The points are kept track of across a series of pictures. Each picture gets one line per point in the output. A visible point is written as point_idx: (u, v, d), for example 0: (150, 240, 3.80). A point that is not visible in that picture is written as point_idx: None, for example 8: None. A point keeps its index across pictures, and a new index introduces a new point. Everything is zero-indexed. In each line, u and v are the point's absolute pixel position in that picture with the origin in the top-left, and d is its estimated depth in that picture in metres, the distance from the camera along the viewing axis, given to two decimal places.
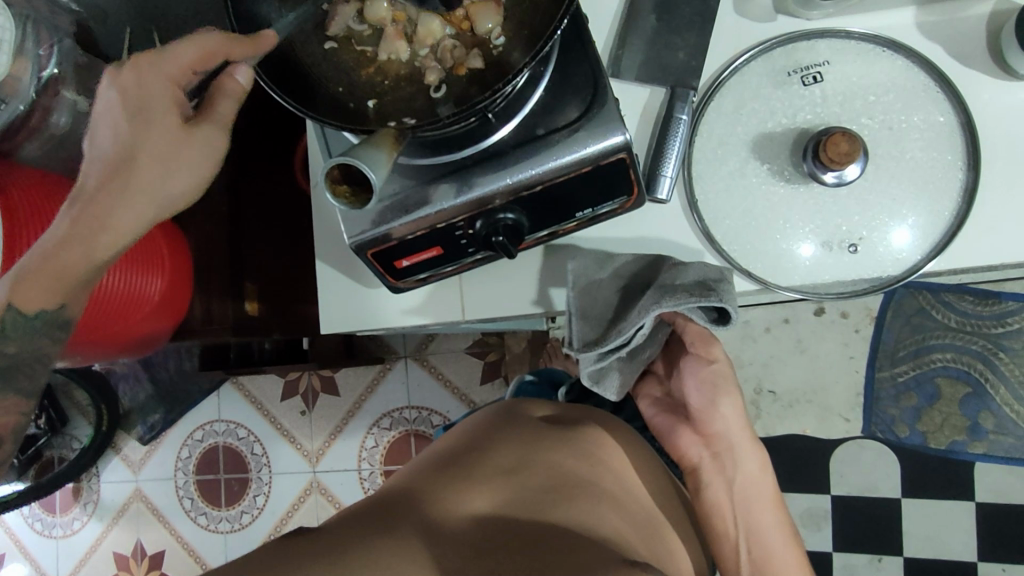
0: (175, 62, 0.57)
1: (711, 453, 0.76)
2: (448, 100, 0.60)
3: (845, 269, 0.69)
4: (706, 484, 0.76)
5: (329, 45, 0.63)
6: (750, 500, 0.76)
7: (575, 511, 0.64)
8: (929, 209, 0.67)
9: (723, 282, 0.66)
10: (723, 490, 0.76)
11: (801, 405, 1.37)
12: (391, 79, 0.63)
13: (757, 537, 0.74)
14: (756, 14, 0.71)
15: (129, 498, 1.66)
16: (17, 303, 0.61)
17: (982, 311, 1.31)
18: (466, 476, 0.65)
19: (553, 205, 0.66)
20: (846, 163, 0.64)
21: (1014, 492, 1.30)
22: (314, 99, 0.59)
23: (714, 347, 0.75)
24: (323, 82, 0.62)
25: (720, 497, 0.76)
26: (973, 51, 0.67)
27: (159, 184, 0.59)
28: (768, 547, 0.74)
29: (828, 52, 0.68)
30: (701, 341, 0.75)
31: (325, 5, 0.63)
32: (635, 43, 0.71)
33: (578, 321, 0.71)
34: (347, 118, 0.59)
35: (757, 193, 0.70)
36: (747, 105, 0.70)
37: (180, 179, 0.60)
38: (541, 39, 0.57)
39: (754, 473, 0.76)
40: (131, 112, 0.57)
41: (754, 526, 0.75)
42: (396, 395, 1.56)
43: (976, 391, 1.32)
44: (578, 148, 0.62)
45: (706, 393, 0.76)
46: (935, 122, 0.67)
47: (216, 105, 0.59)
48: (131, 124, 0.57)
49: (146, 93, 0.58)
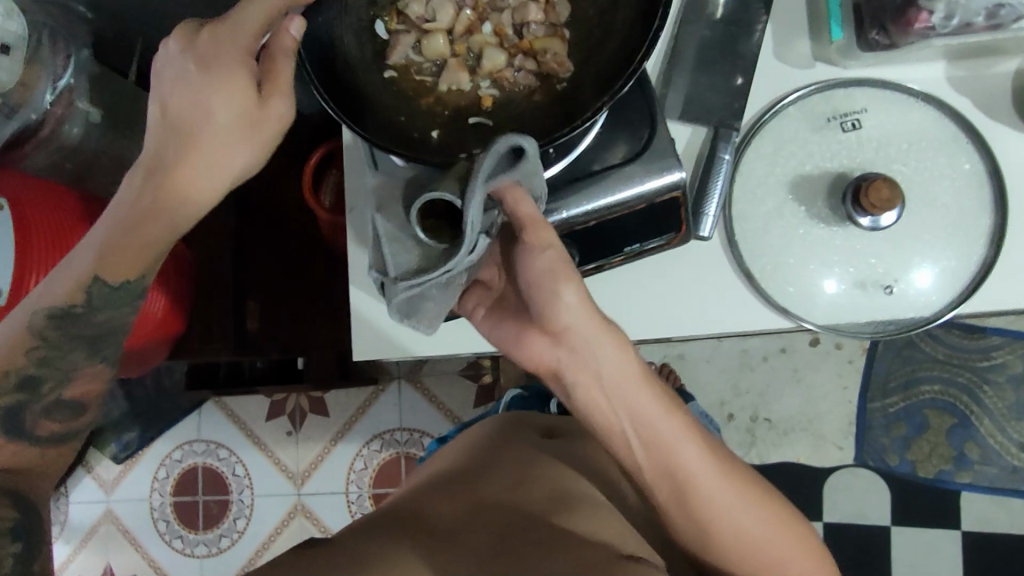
0: (249, 29, 0.55)
1: (566, 350, 0.57)
2: (512, 133, 0.62)
3: (878, 308, 0.71)
4: (571, 386, 0.58)
5: (388, 74, 0.64)
6: (638, 408, 0.59)
7: (580, 519, 0.65)
8: (959, 253, 0.70)
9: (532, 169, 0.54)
10: (589, 383, 0.57)
11: (793, 432, 1.40)
12: (454, 111, 0.64)
13: (644, 421, 0.59)
14: (795, 59, 0.73)
15: (100, 520, 1.58)
16: (105, 274, 0.60)
17: (968, 345, 1.37)
18: (472, 492, 0.68)
19: (604, 241, 0.67)
20: (885, 209, 0.66)
21: (996, 521, 1.35)
22: (377, 129, 0.60)
23: (544, 229, 0.56)
24: (386, 111, 0.62)
25: (594, 400, 0.58)
26: (999, 106, 0.70)
27: (216, 158, 0.58)
28: (657, 427, 0.59)
29: (865, 100, 0.71)
30: (525, 222, 0.55)
31: (386, 37, 0.64)
32: (678, 82, 0.73)
33: (388, 249, 0.59)
34: (413, 147, 0.60)
35: (794, 233, 0.72)
36: (786, 148, 0.72)
37: (226, 146, 0.57)
38: (614, 78, 0.58)
39: (616, 359, 0.57)
40: (203, 70, 0.55)
41: (633, 409, 0.59)
42: (387, 417, 1.54)
43: (961, 422, 1.38)
44: (634, 184, 0.64)
45: (540, 284, 0.55)
46: (962, 170, 0.70)
47: (278, 70, 0.55)
48: (204, 71, 0.55)
49: (215, 56, 0.55)
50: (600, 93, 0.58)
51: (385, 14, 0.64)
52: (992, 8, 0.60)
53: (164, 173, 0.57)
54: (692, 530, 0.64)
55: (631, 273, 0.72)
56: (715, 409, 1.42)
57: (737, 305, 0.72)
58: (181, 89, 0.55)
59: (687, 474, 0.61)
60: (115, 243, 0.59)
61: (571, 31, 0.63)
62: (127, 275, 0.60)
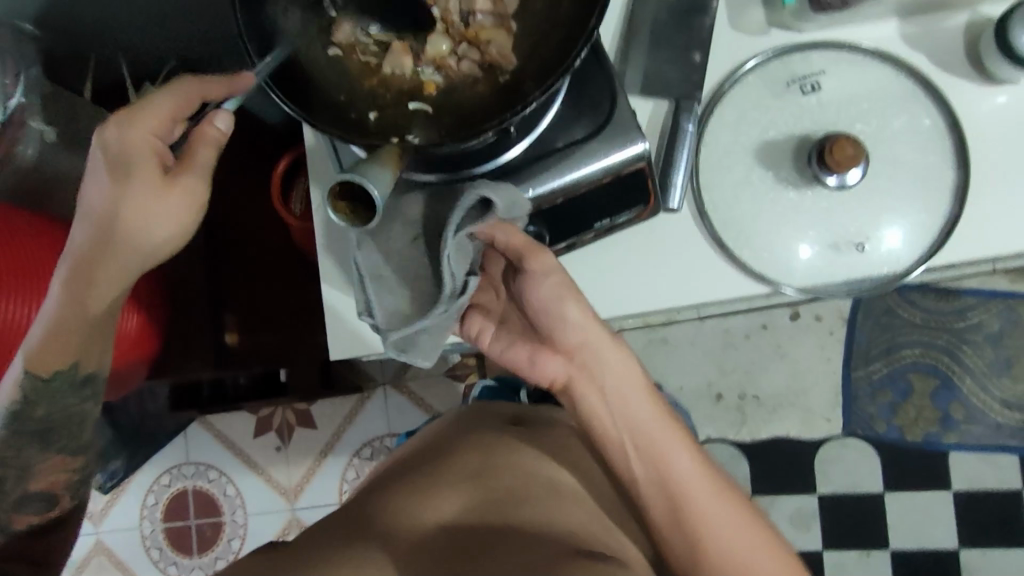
0: (156, 114, 0.57)
1: (545, 332, 0.64)
2: (454, 117, 0.62)
3: (853, 269, 0.71)
4: (552, 356, 0.65)
5: (332, 51, 0.63)
6: (636, 421, 0.65)
7: (538, 506, 0.65)
8: (927, 208, 0.71)
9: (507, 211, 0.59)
10: (568, 351, 0.65)
11: (782, 408, 1.41)
12: (396, 95, 0.64)
13: (614, 386, 0.65)
14: (750, 27, 0.73)
15: (90, 553, 1.54)
16: (37, 369, 0.64)
17: (944, 307, 1.39)
18: (430, 483, 0.69)
19: (573, 219, 0.67)
20: (849, 167, 0.66)
21: (986, 478, 1.37)
22: (317, 109, 0.59)
23: (541, 254, 0.62)
24: (323, 89, 0.61)
25: (569, 367, 0.65)
26: (953, 60, 0.71)
27: (136, 236, 0.59)
28: (622, 390, 0.65)
29: (823, 62, 0.72)
30: (522, 250, 0.61)
31: (334, 11, 0.62)
32: (636, 57, 0.73)
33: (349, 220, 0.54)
34: (344, 125, 0.59)
35: (763, 200, 0.72)
36: (749, 116, 0.73)
37: (152, 229, 0.59)
38: (557, 64, 0.59)
39: (584, 329, 0.64)
40: (116, 168, 0.58)
41: (604, 373, 0.65)
42: (376, 424, 1.52)
43: (945, 384, 1.40)
44: (600, 158, 0.64)
45: (555, 294, 0.62)
46: (922, 125, 0.71)
47: (194, 153, 0.57)
48: (123, 160, 0.57)
49: (127, 150, 0.57)
50: (544, 83, 0.58)
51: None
52: None
53: (89, 267, 0.61)
54: (650, 475, 0.64)
55: (606, 252, 0.72)
56: (703, 391, 1.42)
57: (715, 277, 0.72)
58: (98, 184, 0.59)
59: (644, 431, 0.64)
60: (51, 335, 0.63)
61: (519, 24, 0.63)
62: (49, 368, 0.65)
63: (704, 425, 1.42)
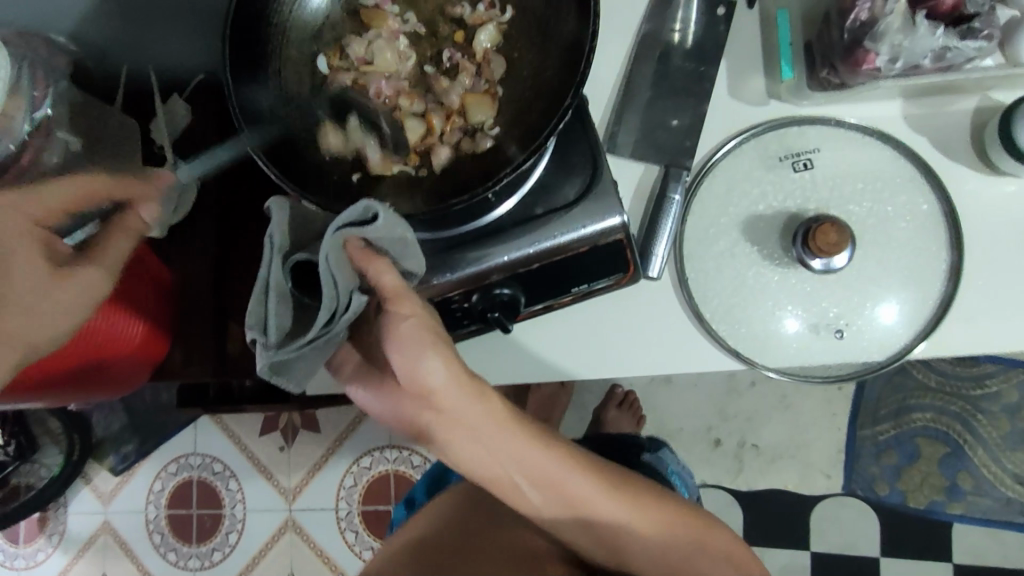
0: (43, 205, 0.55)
1: (433, 409, 0.50)
2: (440, 184, 0.63)
3: (832, 353, 0.69)
4: (448, 450, 0.52)
5: (323, 111, 0.64)
6: (520, 455, 0.53)
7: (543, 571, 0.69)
8: (915, 294, 0.69)
9: (395, 236, 0.53)
10: (465, 442, 0.51)
11: (782, 459, 1.37)
12: (379, 158, 0.65)
13: (526, 465, 0.53)
14: (749, 96, 0.72)
15: (96, 531, 1.54)
16: None
17: (961, 373, 1.34)
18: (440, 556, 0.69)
19: (550, 282, 0.66)
20: (834, 252, 0.65)
21: (990, 553, 1.32)
22: (301, 169, 0.60)
23: (406, 300, 0.51)
24: (312, 148, 0.62)
25: (473, 456, 0.52)
26: (957, 146, 0.69)
27: (39, 326, 0.55)
28: (542, 466, 0.54)
29: (817, 139, 0.70)
30: (389, 296, 0.51)
31: (327, 73, 0.65)
32: (629, 119, 0.72)
33: (275, 305, 0.51)
34: (324, 187, 0.60)
35: (747, 273, 0.71)
36: (739, 186, 0.71)
37: (42, 316, 0.55)
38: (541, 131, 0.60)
39: (484, 410, 0.51)
40: (0, 256, 0.53)
41: (513, 454, 0.52)
42: (376, 434, 1.51)
43: (954, 452, 1.35)
44: (577, 227, 0.63)
45: (399, 342, 0.49)
46: (919, 211, 0.69)
47: (107, 247, 0.58)
48: (3, 256, 0.53)
49: (7, 242, 0.53)
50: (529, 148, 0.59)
51: (327, 50, 0.65)
52: (938, 50, 0.59)
53: None
54: (546, 500, 0.55)
55: (584, 311, 0.71)
56: (703, 434, 1.39)
57: (691, 345, 0.71)
58: None
59: (580, 500, 0.56)
60: None
61: (504, 89, 0.65)
62: None
63: (703, 469, 1.39)
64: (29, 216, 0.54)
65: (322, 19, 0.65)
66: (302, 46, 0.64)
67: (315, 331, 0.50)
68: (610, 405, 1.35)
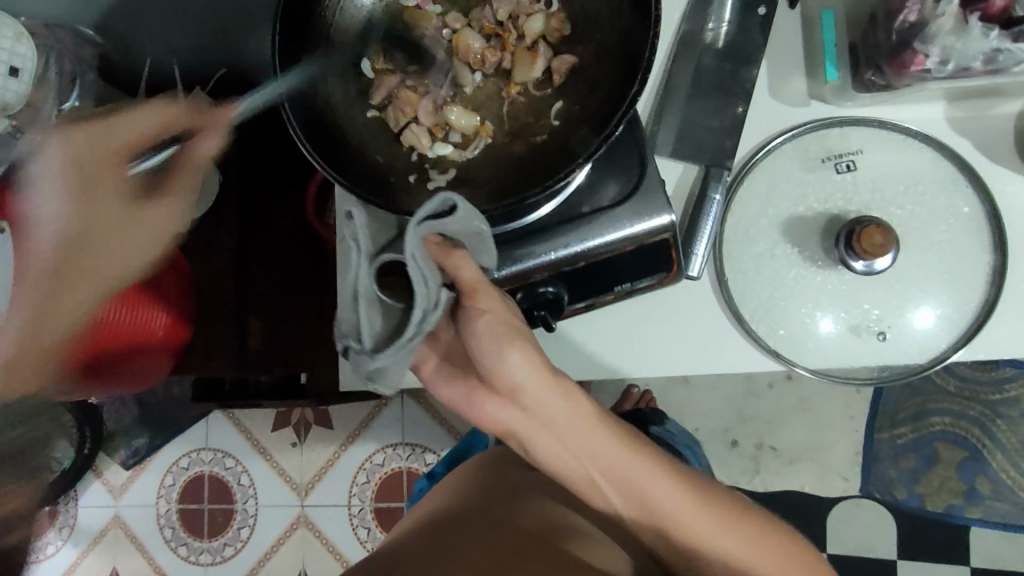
0: (116, 139, 0.57)
1: (519, 407, 0.54)
2: (496, 181, 0.63)
3: (870, 355, 0.69)
4: (528, 444, 0.56)
5: (371, 113, 0.66)
6: (603, 458, 0.57)
7: (576, 549, 0.69)
8: (956, 298, 0.68)
9: (473, 230, 0.55)
10: (546, 438, 0.55)
11: (799, 461, 1.37)
12: (430, 159, 0.66)
13: (600, 460, 0.57)
14: (790, 97, 0.72)
15: (107, 525, 1.54)
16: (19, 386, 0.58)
17: (981, 377, 1.34)
18: (470, 526, 0.69)
19: (593, 281, 0.66)
20: (878, 254, 0.64)
21: (1007, 558, 1.32)
22: (354, 169, 0.61)
23: (484, 294, 0.54)
24: (365, 150, 0.64)
25: (551, 450, 0.56)
26: (1000, 150, 0.69)
27: (123, 244, 0.59)
28: (615, 463, 0.57)
29: (860, 141, 0.70)
30: (466, 289, 0.54)
31: (372, 75, 0.66)
32: (669, 119, 0.71)
33: (367, 311, 0.52)
34: (379, 189, 0.61)
35: (786, 275, 0.70)
36: (779, 187, 0.71)
37: (129, 239, 0.59)
38: (600, 125, 0.60)
39: (565, 408, 0.55)
40: (86, 180, 0.56)
41: (588, 449, 0.56)
42: (390, 431, 1.49)
43: (973, 457, 1.34)
44: (624, 226, 0.64)
45: (488, 347, 0.52)
46: (961, 214, 0.68)
47: (177, 178, 0.61)
48: (91, 186, 0.57)
49: (94, 170, 0.57)
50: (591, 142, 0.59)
51: (371, 53, 0.66)
52: (990, 52, 0.58)
53: (63, 278, 0.56)
54: (623, 499, 0.59)
55: (621, 311, 0.71)
56: (719, 435, 1.39)
57: (728, 346, 0.71)
58: (47, 200, 0.56)
59: (651, 501, 0.59)
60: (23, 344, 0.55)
61: (549, 91, 0.66)
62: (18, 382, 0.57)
63: (719, 470, 1.38)
64: (102, 144, 0.57)
65: (366, 20, 0.66)
66: (347, 50, 0.65)
67: (411, 331, 0.50)
68: (626, 404, 1.33)
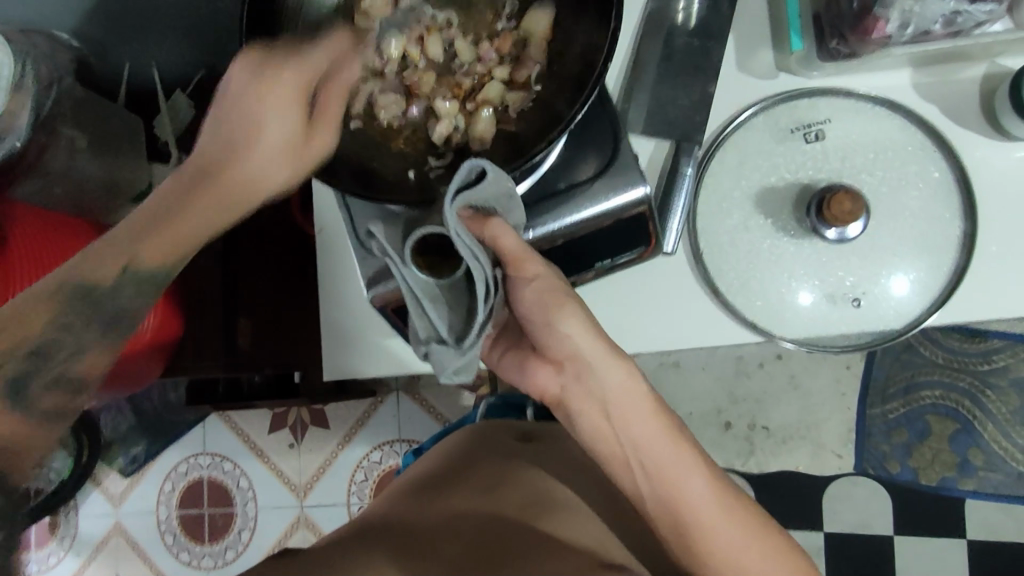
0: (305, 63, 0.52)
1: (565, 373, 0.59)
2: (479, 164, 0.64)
3: (847, 322, 0.70)
4: (577, 411, 0.59)
5: (354, 123, 0.65)
6: (654, 449, 0.58)
7: (552, 521, 0.68)
8: (929, 264, 0.69)
9: (503, 192, 0.55)
10: (591, 405, 0.58)
11: (792, 440, 1.37)
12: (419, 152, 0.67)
13: (644, 445, 0.57)
14: (758, 70, 0.73)
15: (110, 532, 1.55)
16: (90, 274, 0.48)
17: (969, 349, 1.34)
18: (453, 487, 0.75)
19: (573, 258, 0.67)
20: (849, 221, 0.65)
21: (1004, 529, 1.32)
22: (351, 175, 0.60)
23: (529, 260, 0.56)
24: (356, 156, 0.63)
25: (593, 421, 0.58)
26: (968, 114, 0.69)
27: (259, 177, 0.50)
28: (659, 455, 0.57)
29: (828, 111, 0.70)
30: (510, 257, 0.56)
31: None
32: (640, 97, 0.72)
33: (433, 305, 0.53)
34: (381, 188, 0.60)
35: (761, 247, 0.71)
36: (751, 160, 0.71)
37: (267, 164, 0.50)
38: (573, 94, 0.61)
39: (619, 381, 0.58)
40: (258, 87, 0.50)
41: (635, 434, 0.58)
42: (385, 428, 1.47)
43: (966, 429, 1.35)
44: (601, 202, 0.64)
45: (537, 314, 0.58)
46: (931, 178, 0.69)
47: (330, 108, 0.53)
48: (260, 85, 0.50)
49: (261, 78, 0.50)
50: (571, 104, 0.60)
51: None
52: (948, 15, 0.59)
53: (190, 187, 0.49)
54: (656, 493, 0.58)
55: (600, 288, 0.72)
56: (712, 417, 1.39)
57: (706, 319, 0.72)
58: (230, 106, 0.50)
59: (687, 505, 0.57)
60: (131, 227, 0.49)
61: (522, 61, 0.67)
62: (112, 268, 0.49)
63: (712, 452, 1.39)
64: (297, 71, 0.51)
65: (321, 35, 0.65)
66: None
67: (484, 309, 0.52)
68: None
